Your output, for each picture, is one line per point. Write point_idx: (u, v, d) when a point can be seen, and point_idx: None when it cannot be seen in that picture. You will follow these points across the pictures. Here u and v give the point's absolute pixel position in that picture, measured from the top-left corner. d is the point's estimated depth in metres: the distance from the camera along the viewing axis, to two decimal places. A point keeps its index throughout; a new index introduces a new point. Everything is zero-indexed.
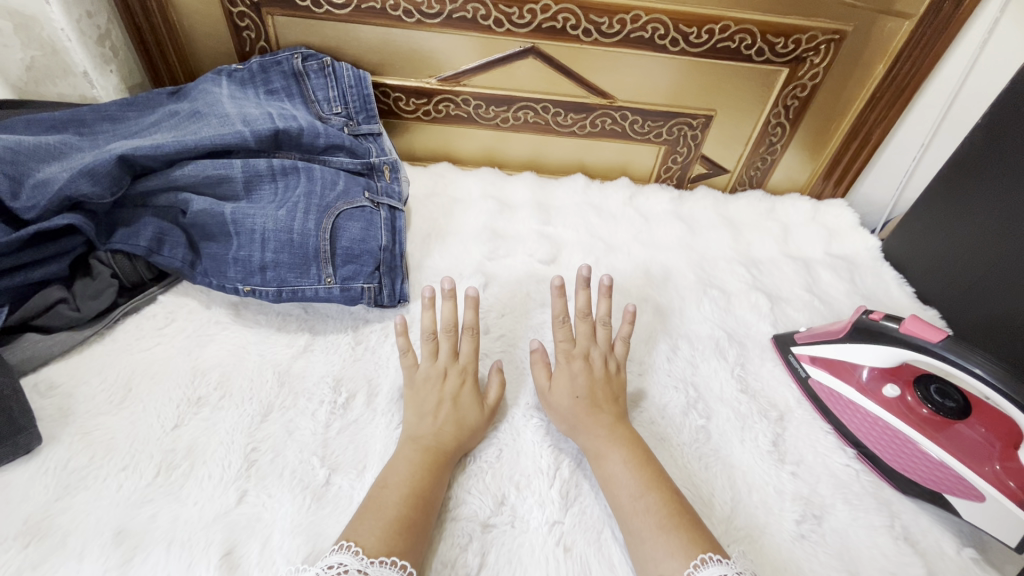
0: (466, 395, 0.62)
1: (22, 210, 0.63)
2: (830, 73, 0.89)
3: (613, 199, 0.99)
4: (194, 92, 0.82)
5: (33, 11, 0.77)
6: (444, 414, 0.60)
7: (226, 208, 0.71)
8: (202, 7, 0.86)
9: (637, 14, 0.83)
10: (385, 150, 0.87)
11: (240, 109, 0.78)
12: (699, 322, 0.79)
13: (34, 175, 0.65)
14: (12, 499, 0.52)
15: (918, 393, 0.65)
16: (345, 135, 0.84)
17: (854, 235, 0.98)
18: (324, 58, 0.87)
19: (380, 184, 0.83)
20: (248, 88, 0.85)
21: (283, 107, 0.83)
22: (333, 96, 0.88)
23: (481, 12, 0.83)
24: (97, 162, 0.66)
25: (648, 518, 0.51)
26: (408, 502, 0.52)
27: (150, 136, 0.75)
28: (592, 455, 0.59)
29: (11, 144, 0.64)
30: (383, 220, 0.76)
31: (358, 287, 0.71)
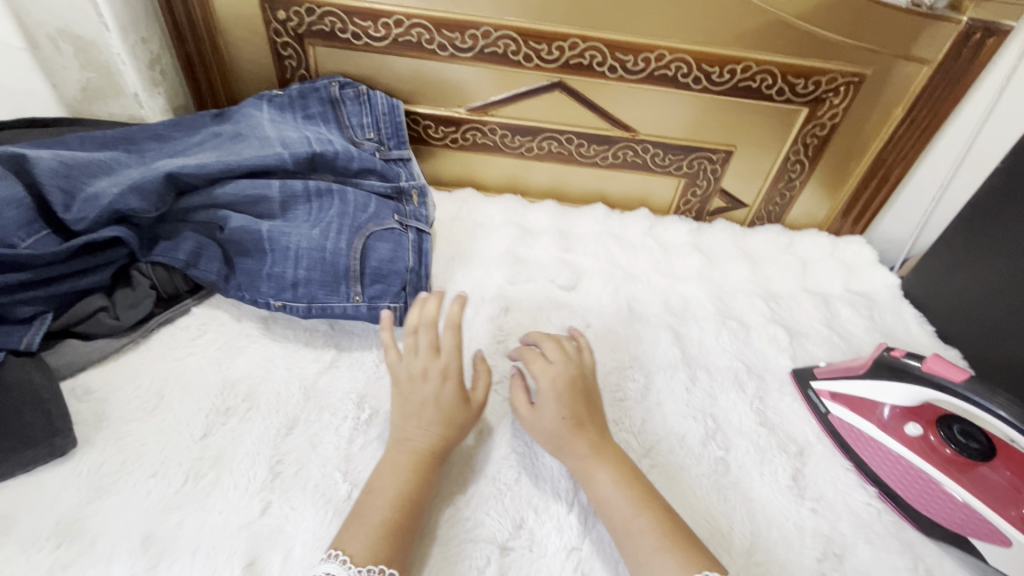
0: (447, 394, 0.61)
1: (73, 222, 0.66)
2: (849, 114, 0.91)
3: (633, 229, 1.01)
4: (237, 115, 0.86)
5: (93, 36, 0.83)
6: (427, 416, 0.59)
7: (263, 227, 0.74)
8: (248, 36, 0.91)
9: (661, 53, 0.86)
10: (414, 175, 0.90)
11: (280, 132, 0.82)
12: (717, 352, 0.80)
13: (85, 189, 0.68)
14: (46, 500, 0.54)
15: (941, 433, 0.65)
16: (376, 160, 0.87)
17: (873, 272, 0.98)
18: (360, 87, 0.91)
19: (409, 207, 0.85)
20: (287, 113, 0.88)
21: (319, 131, 0.87)
22: (366, 122, 0.91)
23: (512, 48, 0.87)
24: (145, 180, 0.69)
25: (644, 539, 0.52)
26: (396, 504, 0.53)
27: (194, 155, 0.78)
28: (582, 472, 0.58)
29: (66, 159, 0.68)
30: (411, 242, 0.78)
31: (384, 306, 0.72)
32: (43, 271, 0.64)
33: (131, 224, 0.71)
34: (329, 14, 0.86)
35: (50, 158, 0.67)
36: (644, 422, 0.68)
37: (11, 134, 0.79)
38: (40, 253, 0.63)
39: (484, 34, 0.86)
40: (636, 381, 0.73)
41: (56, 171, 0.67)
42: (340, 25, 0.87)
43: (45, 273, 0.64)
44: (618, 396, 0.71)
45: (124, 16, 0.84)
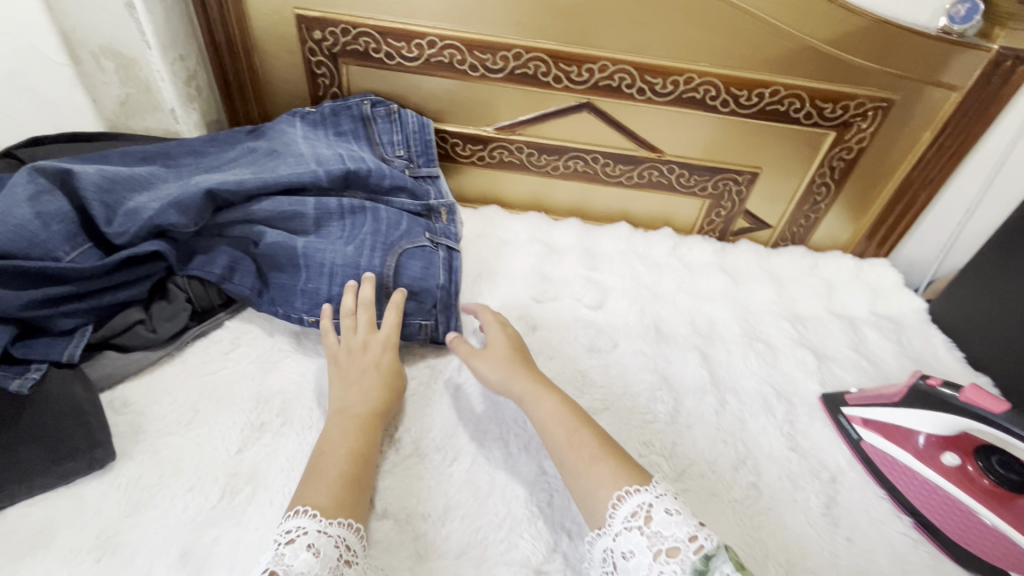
0: (387, 361, 0.67)
1: (114, 236, 0.67)
2: (876, 138, 0.91)
3: (657, 248, 1.01)
4: (271, 132, 0.88)
5: (135, 54, 0.84)
6: (366, 381, 0.64)
7: (297, 242, 0.75)
8: (283, 55, 0.93)
9: (690, 76, 0.87)
10: (443, 192, 0.91)
11: (314, 150, 0.83)
12: (746, 376, 0.79)
13: (126, 204, 0.69)
14: (86, 513, 0.55)
15: (979, 462, 0.65)
16: (406, 178, 0.88)
17: (899, 296, 0.98)
18: (391, 105, 0.93)
19: (438, 224, 0.86)
20: (319, 130, 0.90)
21: (350, 148, 0.88)
22: (396, 140, 0.93)
23: (542, 69, 0.89)
24: (186, 196, 0.70)
25: (582, 452, 0.56)
26: (350, 458, 0.56)
27: (230, 171, 0.80)
28: (530, 396, 0.64)
29: (110, 174, 0.69)
30: (442, 260, 0.79)
31: (416, 323, 0.73)
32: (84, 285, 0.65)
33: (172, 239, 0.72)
34: (364, 34, 0.88)
35: (94, 173, 0.68)
36: (675, 445, 0.68)
37: (53, 149, 0.80)
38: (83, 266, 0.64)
39: (515, 56, 0.88)
40: (665, 404, 0.73)
41: (99, 186, 0.68)
42: (373, 45, 0.89)
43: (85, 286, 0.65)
44: (648, 418, 0.71)
45: (164, 34, 0.84)
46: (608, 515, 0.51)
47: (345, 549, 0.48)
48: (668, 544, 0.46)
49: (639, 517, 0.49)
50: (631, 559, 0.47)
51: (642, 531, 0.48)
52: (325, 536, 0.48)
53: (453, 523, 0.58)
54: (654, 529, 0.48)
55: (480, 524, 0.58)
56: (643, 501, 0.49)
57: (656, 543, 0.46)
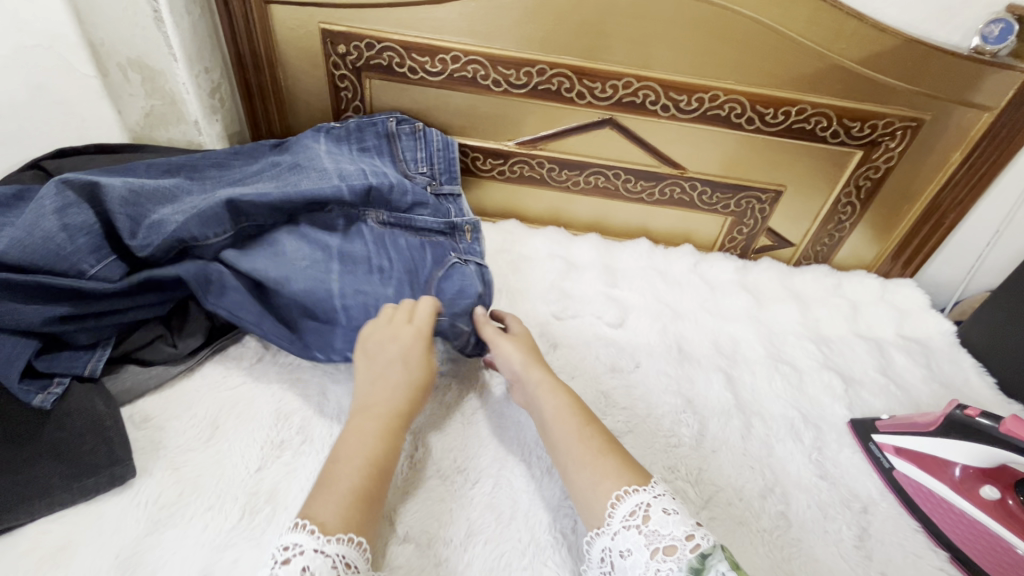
0: (416, 354, 0.64)
1: (137, 248, 0.67)
2: (904, 157, 0.90)
3: (678, 265, 0.99)
4: (296, 146, 0.88)
5: (162, 66, 0.84)
6: (391, 374, 0.62)
7: (320, 265, 0.73)
8: (307, 69, 0.93)
9: (715, 94, 0.86)
10: (463, 210, 0.90)
11: (337, 165, 0.82)
12: (772, 399, 0.77)
13: (150, 216, 0.69)
14: (105, 532, 0.54)
15: (1019, 496, 0.62)
16: (427, 195, 0.87)
17: (927, 318, 0.96)
18: (416, 124, 0.93)
19: (461, 245, 0.85)
20: (343, 144, 0.90)
21: (373, 163, 0.87)
22: (420, 156, 0.92)
23: (565, 85, 0.88)
24: (210, 208, 0.70)
25: (590, 443, 0.57)
26: (363, 471, 0.53)
27: (254, 183, 0.79)
28: (545, 388, 0.64)
29: (135, 186, 0.69)
30: (473, 274, 0.78)
31: (463, 326, 0.73)
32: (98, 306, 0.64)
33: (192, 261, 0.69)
34: (388, 49, 0.88)
35: (120, 185, 0.68)
36: (701, 471, 0.66)
37: (78, 161, 0.80)
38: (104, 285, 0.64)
39: (539, 71, 0.87)
40: (690, 426, 0.71)
41: (125, 198, 0.67)
42: (397, 60, 0.89)
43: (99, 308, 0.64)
44: (673, 442, 0.69)
45: (190, 46, 0.85)
46: (607, 514, 0.50)
47: (344, 568, 0.46)
48: (665, 542, 0.46)
49: (638, 515, 0.49)
50: (629, 557, 0.47)
51: (640, 530, 0.48)
52: (322, 556, 0.45)
53: (475, 549, 0.56)
54: (652, 528, 0.47)
55: (503, 550, 0.56)
56: (642, 500, 0.49)
57: (654, 542, 0.46)
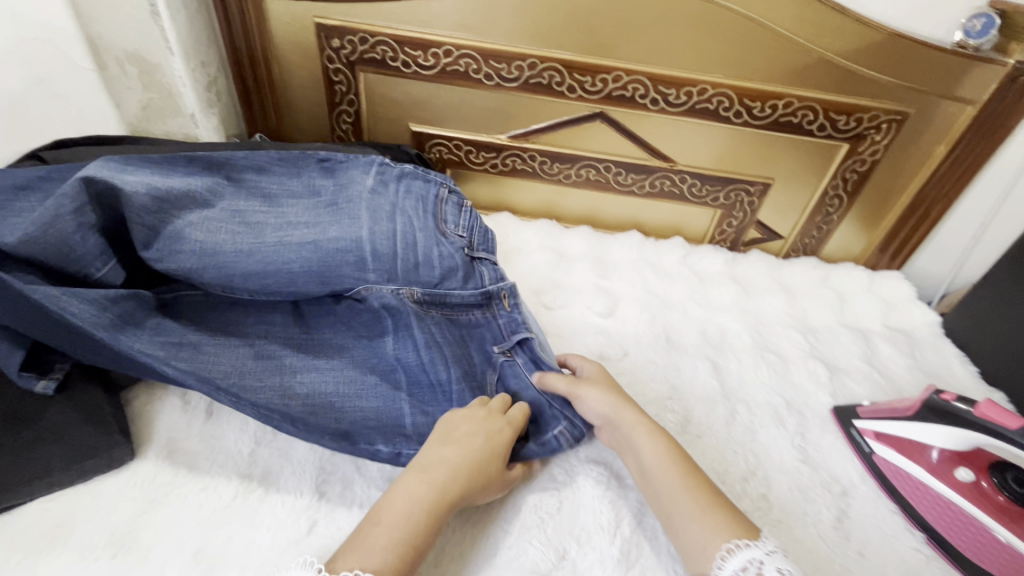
0: (503, 439, 0.59)
1: (152, 261, 0.64)
2: (890, 150, 0.91)
3: (668, 257, 1.01)
4: (343, 175, 0.77)
5: (159, 60, 0.86)
6: (468, 446, 0.57)
7: (353, 349, 0.69)
8: (302, 62, 0.95)
9: (703, 87, 0.87)
10: (500, 275, 0.78)
11: (373, 215, 0.73)
12: (757, 386, 0.79)
13: (172, 224, 0.65)
14: (102, 510, 0.55)
15: (993, 479, 0.65)
16: (459, 259, 0.76)
17: (912, 309, 0.97)
18: (465, 201, 0.83)
19: (501, 319, 0.74)
20: (389, 187, 0.77)
21: (414, 223, 0.76)
22: (462, 223, 0.80)
23: (556, 79, 0.90)
24: (226, 253, 0.66)
25: (696, 496, 0.54)
26: (396, 549, 0.48)
27: (285, 215, 0.72)
28: (641, 431, 0.60)
29: (160, 190, 0.64)
30: (525, 366, 0.69)
31: (554, 435, 0.64)
32: (85, 347, 0.58)
33: (196, 348, 0.61)
34: (381, 42, 0.90)
35: (145, 193, 0.63)
36: None
37: (77, 153, 0.79)
38: (107, 320, 0.57)
39: (530, 65, 0.89)
40: (676, 413, 0.73)
41: (147, 207, 0.63)
42: (390, 53, 0.91)
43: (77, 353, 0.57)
44: None
45: (187, 41, 0.86)
46: (716, 566, 0.49)
47: None
48: None
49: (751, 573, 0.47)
50: None
51: None
52: None
53: (462, 529, 0.58)
54: None
55: (489, 530, 0.58)
56: (757, 558, 0.48)
57: None
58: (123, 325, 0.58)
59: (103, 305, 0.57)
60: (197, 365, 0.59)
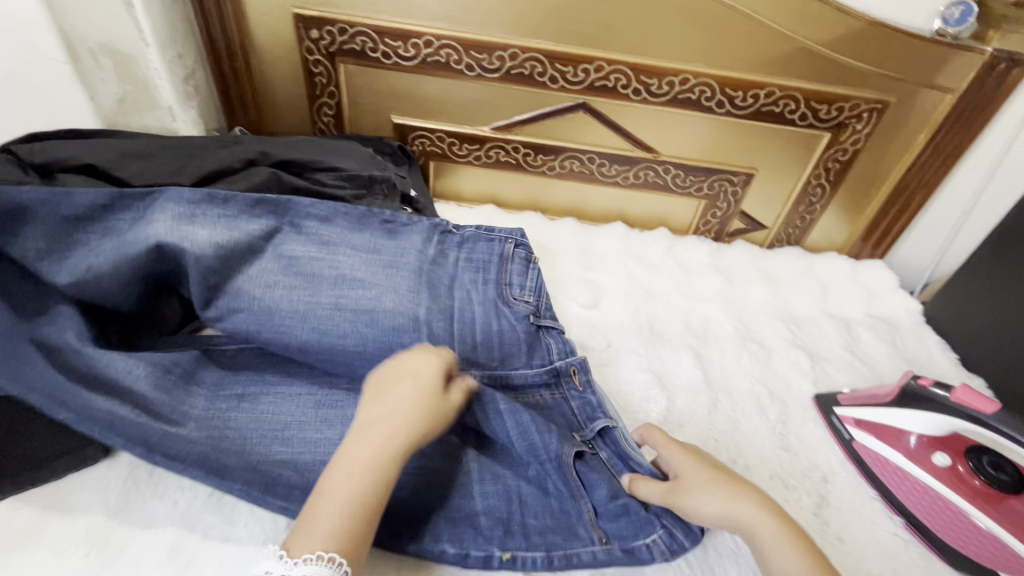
0: (426, 372, 0.57)
1: (207, 318, 0.66)
2: (871, 139, 0.92)
3: (653, 248, 1.01)
4: (403, 237, 0.76)
5: (133, 51, 0.84)
6: (395, 395, 0.54)
7: None
8: (281, 54, 0.94)
9: (685, 77, 0.87)
10: (568, 349, 0.72)
11: (432, 286, 0.72)
12: (739, 376, 0.79)
13: (232, 281, 0.66)
14: (75, 510, 0.55)
15: (970, 463, 0.66)
16: (522, 337, 0.72)
17: (894, 297, 0.98)
18: (532, 255, 0.81)
19: (576, 402, 0.67)
20: (451, 252, 0.78)
21: (474, 293, 0.75)
22: (528, 286, 0.77)
23: (538, 69, 0.89)
24: (281, 313, 0.65)
25: None
26: (355, 510, 0.46)
27: (342, 269, 0.70)
28: (772, 543, 0.48)
29: (226, 248, 0.65)
30: (610, 461, 0.61)
31: (642, 544, 0.55)
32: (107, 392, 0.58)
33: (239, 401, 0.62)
34: (361, 33, 0.89)
35: (211, 253, 0.64)
36: None
37: (50, 145, 0.73)
38: (155, 391, 0.59)
39: (511, 56, 0.88)
40: (658, 403, 0.73)
41: (209, 268, 0.64)
42: (370, 44, 0.90)
43: (42, 387, 0.55)
44: (640, 417, 0.71)
45: (162, 32, 0.85)
46: None
47: None
48: None
49: None
50: None
51: None
52: None
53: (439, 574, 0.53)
54: None
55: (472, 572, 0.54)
56: None
57: None
58: (186, 384, 0.61)
59: (161, 371, 0.60)
60: (254, 440, 0.58)
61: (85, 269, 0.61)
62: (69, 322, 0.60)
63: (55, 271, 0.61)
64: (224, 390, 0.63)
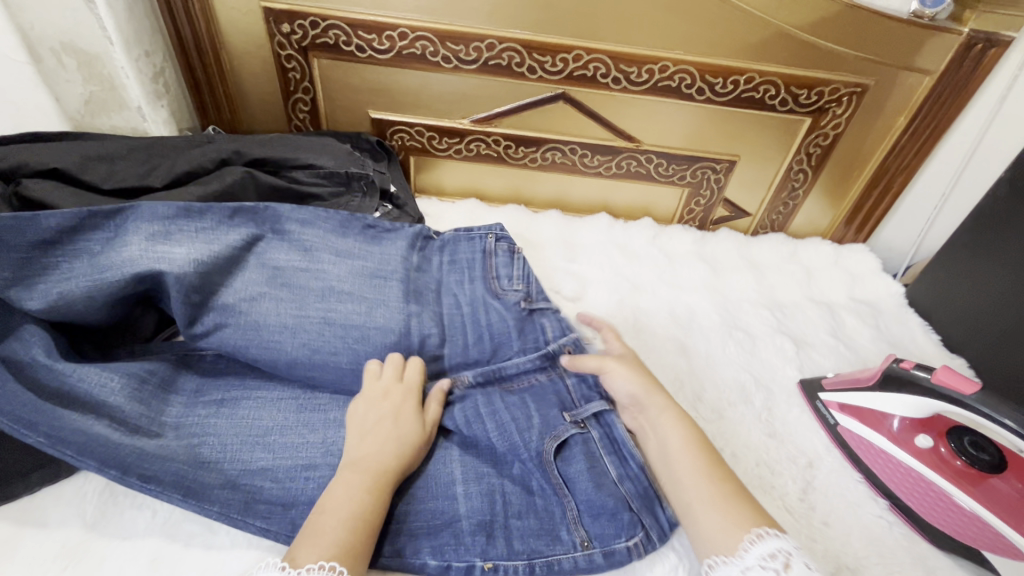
0: (408, 412, 0.59)
1: (189, 339, 0.63)
2: (851, 123, 0.91)
3: (638, 238, 1.00)
4: (387, 244, 0.76)
5: (98, 50, 0.81)
6: (382, 432, 0.56)
7: None
8: (253, 49, 0.92)
9: (665, 65, 0.86)
10: (563, 328, 0.72)
11: (418, 291, 0.74)
12: (725, 364, 0.79)
13: (216, 296, 0.64)
14: (50, 523, 0.53)
15: (951, 444, 0.66)
16: (511, 322, 0.72)
17: (877, 281, 0.98)
18: (515, 246, 0.81)
19: (569, 379, 0.67)
20: (434, 257, 0.80)
21: (462, 295, 0.76)
22: (515, 276, 0.78)
23: (516, 60, 0.88)
24: (269, 327, 0.64)
25: (719, 487, 0.53)
26: (350, 526, 0.48)
27: (329, 279, 0.69)
28: (670, 417, 0.59)
29: (206, 263, 0.63)
30: (600, 444, 0.61)
31: (622, 546, 0.54)
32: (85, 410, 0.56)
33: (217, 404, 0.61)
34: (333, 26, 0.86)
35: (190, 271, 0.61)
36: None
37: (12, 150, 0.70)
38: (131, 403, 0.58)
39: (488, 46, 0.87)
40: None
41: (190, 285, 0.62)
42: (344, 38, 0.88)
43: (7, 408, 0.52)
44: None
45: (127, 29, 0.82)
46: (739, 553, 0.48)
47: None
48: None
49: (778, 560, 0.47)
50: None
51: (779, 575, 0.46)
52: None
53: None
54: None
55: None
56: (784, 548, 0.48)
57: None
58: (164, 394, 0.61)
59: (137, 382, 0.59)
60: (233, 449, 0.57)
61: (59, 296, 0.58)
62: (35, 337, 0.58)
63: (25, 297, 0.57)
64: (203, 397, 0.62)
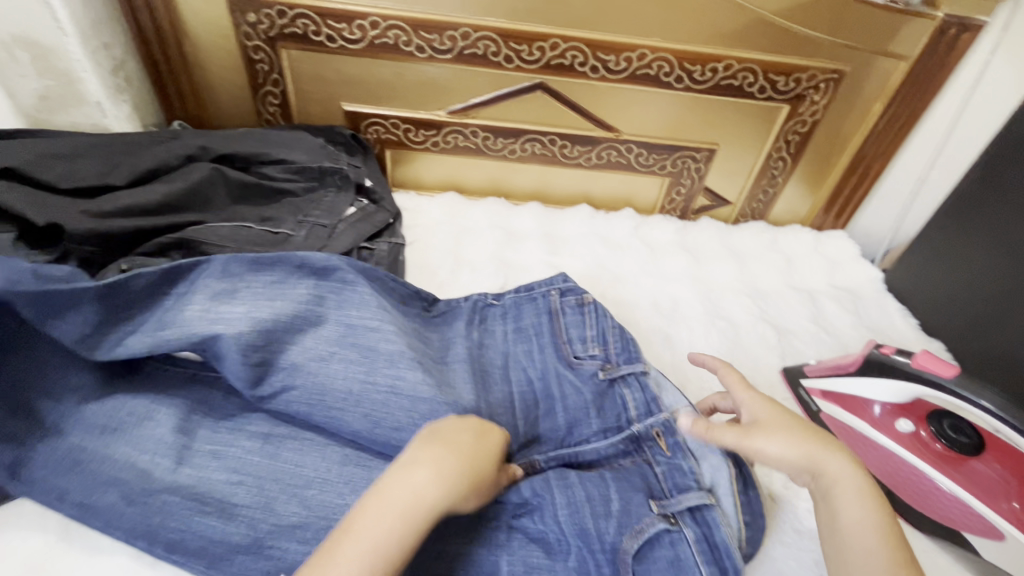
0: (491, 440, 0.52)
1: (258, 399, 0.57)
2: (829, 110, 0.91)
3: (619, 229, 0.99)
4: (446, 327, 0.71)
5: (52, 42, 0.77)
6: (457, 442, 0.49)
7: None
8: (218, 41, 0.88)
9: (643, 52, 0.85)
10: (647, 403, 0.64)
11: (484, 364, 0.67)
12: (707, 354, 0.79)
13: (282, 357, 0.58)
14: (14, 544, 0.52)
15: (931, 427, 0.67)
16: (587, 396, 0.65)
17: (858, 267, 0.99)
18: (584, 295, 0.74)
19: (661, 467, 0.59)
20: (502, 324, 0.73)
21: (533, 367, 0.68)
22: (590, 335, 0.70)
23: (491, 49, 0.86)
24: (335, 394, 0.57)
25: None
26: (375, 554, 0.41)
27: (396, 342, 0.61)
28: (849, 494, 0.47)
29: (263, 321, 0.58)
30: (695, 542, 0.52)
31: None
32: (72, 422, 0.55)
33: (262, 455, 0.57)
34: (301, 15, 0.84)
35: (247, 329, 0.56)
36: None
37: None
38: (97, 415, 0.56)
39: (463, 35, 0.85)
40: None
41: (251, 344, 0.56)
42: (312, 27, 0.85)
43: None
44: None
45: (83, 20, 0.77)
46: None
47: None
48: None
49: None
50: None
51: None
52: None
53: None
54: None
55: None
56: None
57: None
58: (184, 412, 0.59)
59: (184, 415, 0.58)
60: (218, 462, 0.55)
61: (122, 352, 0.56)
62: None
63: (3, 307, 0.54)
64: (250, 427, 0.58)
